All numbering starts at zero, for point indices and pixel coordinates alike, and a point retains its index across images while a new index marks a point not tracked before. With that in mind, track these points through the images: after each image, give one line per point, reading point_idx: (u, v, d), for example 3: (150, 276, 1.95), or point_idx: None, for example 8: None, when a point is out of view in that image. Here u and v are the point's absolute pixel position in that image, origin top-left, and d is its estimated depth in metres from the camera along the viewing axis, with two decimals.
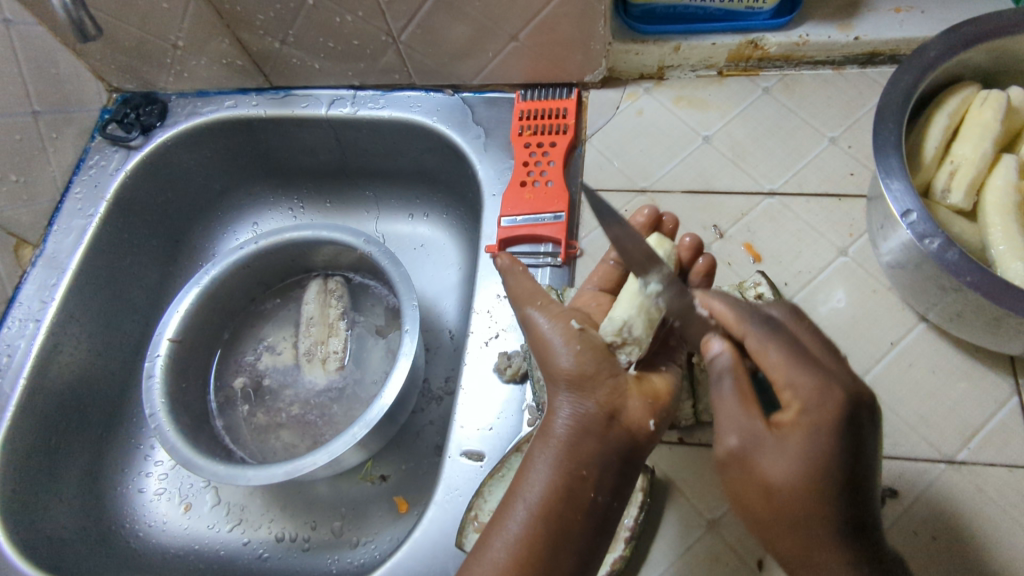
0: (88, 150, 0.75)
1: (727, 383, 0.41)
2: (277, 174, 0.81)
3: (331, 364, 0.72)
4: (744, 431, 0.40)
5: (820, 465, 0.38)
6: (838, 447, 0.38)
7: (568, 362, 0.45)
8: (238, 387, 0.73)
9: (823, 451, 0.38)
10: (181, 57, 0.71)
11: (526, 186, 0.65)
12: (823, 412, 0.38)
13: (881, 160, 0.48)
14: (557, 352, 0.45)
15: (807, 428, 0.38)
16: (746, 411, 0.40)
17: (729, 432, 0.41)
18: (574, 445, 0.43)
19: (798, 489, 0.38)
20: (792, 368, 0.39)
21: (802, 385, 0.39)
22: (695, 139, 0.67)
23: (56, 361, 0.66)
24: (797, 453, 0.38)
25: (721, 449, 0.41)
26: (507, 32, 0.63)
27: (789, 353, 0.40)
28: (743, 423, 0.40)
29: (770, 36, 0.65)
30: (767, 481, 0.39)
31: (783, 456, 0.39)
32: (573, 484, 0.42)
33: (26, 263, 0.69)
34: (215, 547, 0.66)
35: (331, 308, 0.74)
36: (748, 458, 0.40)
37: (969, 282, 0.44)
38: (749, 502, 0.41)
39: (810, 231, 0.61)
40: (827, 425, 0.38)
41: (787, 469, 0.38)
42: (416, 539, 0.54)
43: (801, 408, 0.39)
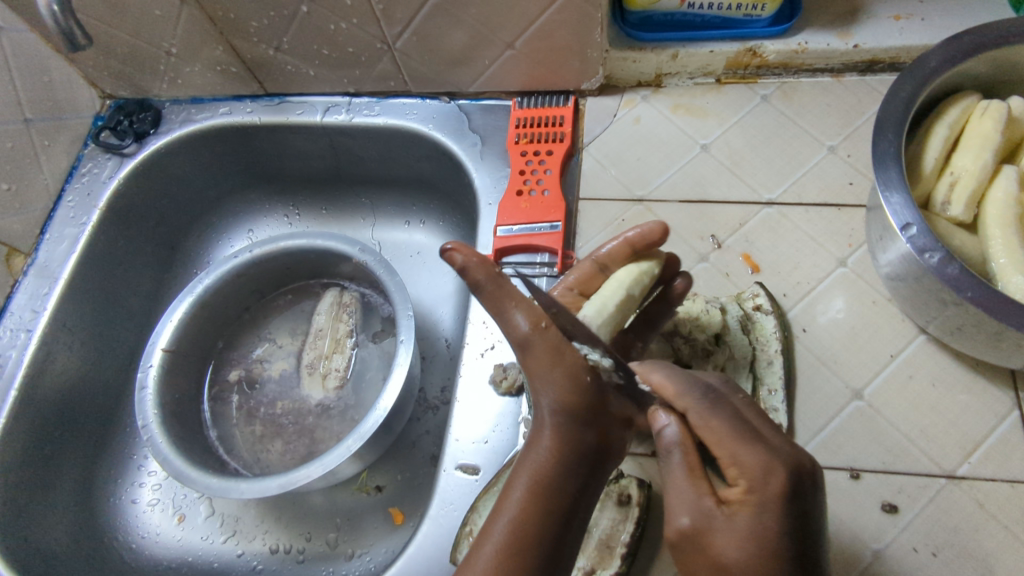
0: (82, 158, 0.74)
1: (676, 463, 0.40)
2: (272, 181, 0.80)
3: (331, 381, 0.71)
4: (693, 510, 0.39)
5: (770, 543, 0.37)
6: (785, 538, 0.37)
7: (561, 389, 0.42)
8: (233, 380, 0.73)
9: (770, 543, 0.37)
10: (175, 64, 0.70)
11: (523, 195, 0.65)
12: (767, 488, 0.38)
13: (880, 172, 0.48)
14: (553, 377, 0.42)
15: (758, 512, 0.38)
16: (694, 487, 0.39)
17: (685, 510, 0.39)
18: (555, 468, 0.41)
19: (741, 559, 0.37)
20: (743, 456, 0.38)
21: (734, 458, 0.39)
22: (693, 147, 0.66)
23: (49, 371, 0.65)
24: (737, 536, 0.38)
25: (672, 528, 0.40)
26: (502, 40, 0.63)
27: (734, 430, 0.39)
28: (694, 505, 0.39)
29: (769, 44, 0.64)
30: (718, 559, 0.38)
31: (731, 530, 0.38)
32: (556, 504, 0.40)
33: (18, 272, 0.69)
34: (209, 559, 0.66)
35: (341, 323, 0.73)
36: (701, 535, 0.39)
37: (970, 297, 0.43)
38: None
39: (809, 241, 0.60)
40: (769, 501, 0.38)
41: (735, 551, 0.37)
42: (410, 554, 0.53)
43: (746, 487, 0.38)
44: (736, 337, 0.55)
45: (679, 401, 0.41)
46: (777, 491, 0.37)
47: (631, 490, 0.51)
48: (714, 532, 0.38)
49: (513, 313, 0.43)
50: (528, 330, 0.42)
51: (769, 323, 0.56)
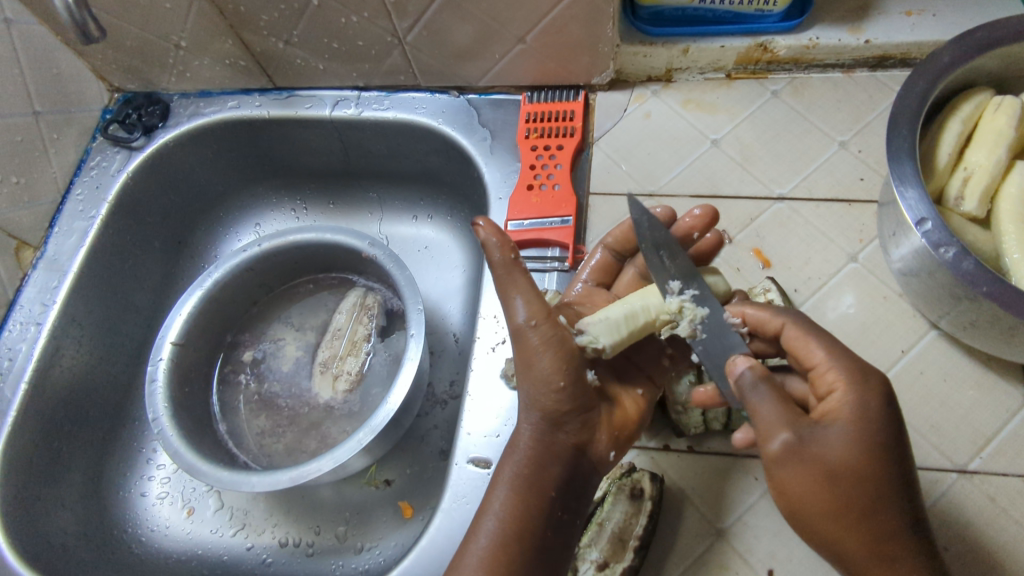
0: (90, 151, 0.74)
1: (761, 395, 0.41)
2: (280, 175, 0.80)
3: (341, 383, 0.70)
4: (791, 424, 0.40)
5: (879, 435, 0.40)
6: (886, 426, 0.40)
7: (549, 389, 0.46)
8: (246, 358, 0.74)
9: (880, 433, 0.40)
10: (184, 57, 0.70)
11: (533, 189, 0.65)
12: (867, 389, 0.40)
13: (895, 166, 0.48)
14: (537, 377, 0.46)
15: (863, 403, 0.40)
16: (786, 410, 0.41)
17: (784, 425, 0.40)
18: (537, 463, 0.46)
19: (844, 457, 0.39)
20: (831, 360, 0.42)
21: (828, 366, 0.42)
22: (704, 143, 0.66)
23: (58, 364, 0.65)
24: (854, 429, 0.40)
25: (771, 449, 0.41)
26: (514, 34, 0.63)
27: (818, 334, 0.43)
28: (789, 425, 0.40)
29: (780, 39, 0.64)
30: (828, 458, 0.39)
31: (833, 433, 0.40)
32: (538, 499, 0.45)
33: (26, 266, 0.69)
34: (219, 552, 0.66)
35: (361, 327, 0.73)
36: (806, 446, 0.40)
37: (985, 292, 0.43)
38: (808, 496, 0.40)
39: (820, 236, 0.60)
40: (870, 399, 0.40)
41: (843, 444, 0.39)
42: (422, 546, 0.53)
43: (838, 388, 0.41)
44: None
45: (774, 321, 0.46)
46: (869, 392, 0.40)
47: (643, 484, 0.51)
48: (816, 437, 0.40)
49: (514, 302, 0.47)
50: (522, 327, 0.46)
51: None
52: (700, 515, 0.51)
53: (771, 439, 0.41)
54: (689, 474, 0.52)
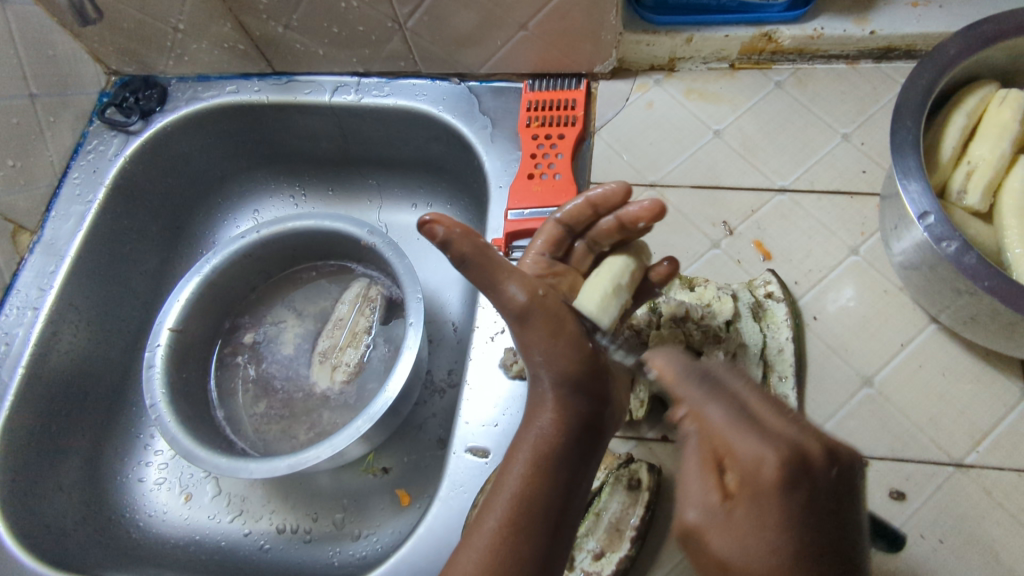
0: (86, 134, 0.73)
1: (682, 458, 0.36)
2: (278, 161, 0.80)
3: (339, 373, 0.70)
4: (701, 506, 0.34)
5: (786, 542, 0.32)
6: (788, 531, 0.32)
7: (568, 359, 0.45)
8: (247, 342, 0.74)
9: (787, 536, 0.32)
10: (182, 41, 0.70)
11: (534, 178, 0.64)
12: (762, 480, 0.33)
13: (898, 159, 0.47)
14: (557, 351, 0.45)
15: (769, 492, 0.32)
16: (703, 482, 0.35)
17: (694, 506, 0.35)
18: (559, 436, 0.45)
19: (742, 561, 0.32)
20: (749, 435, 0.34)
21: (730, 446, 0.34)
22: (706, 133, 0.66)
23: (55, 349, 0.65)
24: (745, 535, 0.33)
25: (682, 524, 0.36)
26: (516, 21, 0.62)
27: (730, 415, 0.35)
28: (696, 505, 0.35)
29: (785, 29, 0.64)
30: (724, 560, 0.33)
31: (730, 531, 0.33)
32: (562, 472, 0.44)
33: (23, 250, 0.68)
34: (216, 538, 0.66)
35: (361, 318, 0.73)
36: (701, 533, 0.34)
37: (986, 286, 0.43)
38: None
39: (821, 229, 0.60)
40: (769, 492, 0.32)
41: (737, 550, 0.33)
42: (420, 535, 0.53)
43: (745, 476, 0.33)
44: (748, 324, 0.55)
45: (676, 387, 0.38)
46: (770, 481, 0.32)
47: (641, 475, 0.51)
48: (715, 532, 0.34)
49: (508, 289, 0.45)
50: (528, 303, 0.44)
51: (781, 311, 0.56)
52: None
53: (684, 515, 0.35)
54: (686, 465, 0.53)
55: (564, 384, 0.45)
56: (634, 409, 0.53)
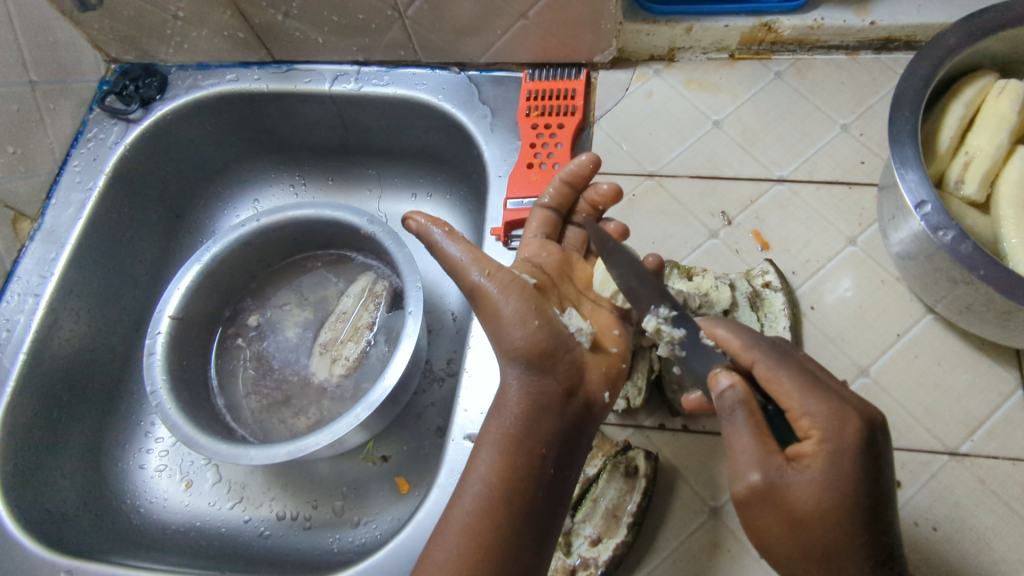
0: (87, 123, 0.73)
1: (731, 421, 0.41)
2: (278, 150, 0.80)
3: (337, 367, 0.71)
4: (766, 466, 0.39)
5: (850, 490, 0.38)
6: (861, 478, 0.38)
7: (521, 334, 0.47)
8: (252, 322, 0.75)
9: (853, 481, 0.38)
10: (182, 28, 0.69)
11: (533, 168, 0.65)
12: (841, 437, 0.38)
13: (896, 149, 0.47)
14: (508, 328, 0.47)
15: (832, 449, 0.38)
16: (762, 446, 0.39)
17: (756, 466, 0.39)
18: (519, 416, 0.45)
19: (806, 502, 0.38)
20: (810, 402, 0.40)
21: (800, 410, 0.40)
22: (705, 123, 0.66)
23: (56, 336, 0.65)
24: (821, 486, 0.38)
25: (741, 484, 0.40)
26: (516, 10, 0.62)
27: (801, 379, 0.40)
28: (758, 466, 0.39)
29: (785, 19, 0.64)
30: (792, 504, 0.38)
31: (805, 482, 0.38)
32: (523, 453, 0.45)
33: (24, 237, 0.69)
34: (217, 524, 0.67)
35: (365, 314, 0.72)
36: (775, 490, 0.39)
37: (982, 276, 0.43)
38: (775, 538, 0.40)
39: (819, 219, 0.60)
40: (848, 450, 0.38)
41: (811, 498, 0.38)
42: (418, 520, 0.54)
43: (819, 436, 0.38)
44: (745, 314, 0.55)
45: (748, 354, 0.44)
46: (852, 439, 0.38)
47: (638, 462, 0.51)
48: (787, 484, 0.38)
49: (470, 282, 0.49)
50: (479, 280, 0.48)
51: (779, 301, 0.56)
52: (693, 493, 0.52)
53: (744, 475, 0.39)
54: (683, 453, 0.53)
55: (520, 359, 0.47)
56: (632, 396, 0.53)
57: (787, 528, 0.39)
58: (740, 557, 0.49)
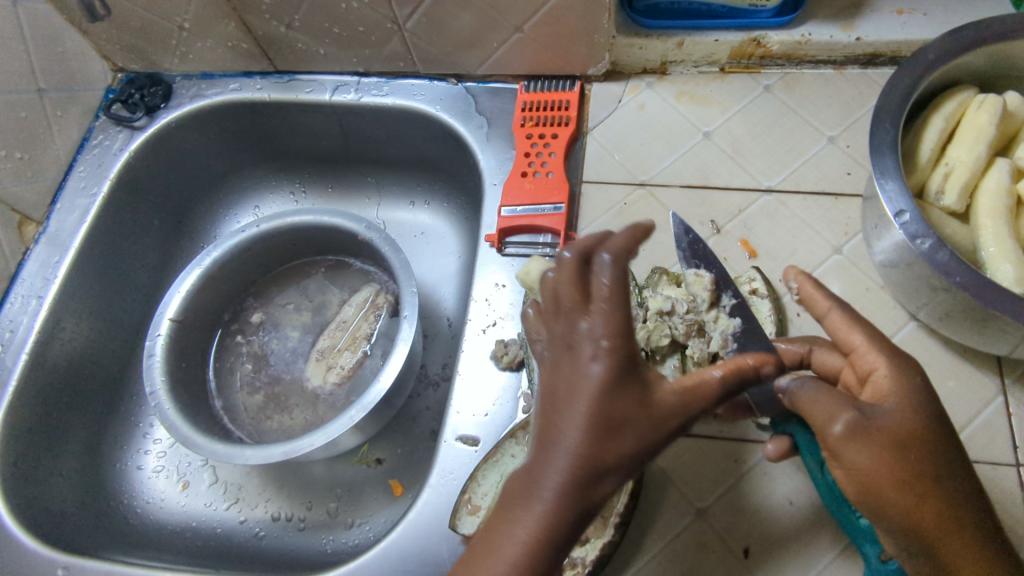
0: (92, 130, 0.75)
1: (806, 383, 0.42)
2: (279, 158, 0.81)
3: (331, 376, 0.71)
4: (845, 406, 0.41)
5: (926, 403, 0.41)
6: (928, 401, 0.41)
7: (627, 403, 0.35)
8: (254, 320, 0.76)
9: (933, 404, 0.41)
10: (187, 39, 0.71)
11: (527, 176, 0.66)
12: (903, 362, 0.42)
13: (877, 160, 0.49)
14: (621, 389, 0.35)
15: (902, 375, 0.42)
16: (833, 395, 0.41)
17: (844, 408, 0.41)
18: (569, 507, 0.34)
19: (906, 429, 0.40)
20: (871, 345, 0.44)
21: (862, 348, 0.44)
22: (695, 135, 0.67)
23: (58, 338, 0.67)
24: (904, 405, 0.41)
25: (833, 432, 0.40)
26: (511, 24, 0.64)
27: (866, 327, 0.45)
28: (847, 408, 0.41)
29: (773, 34, 0.65)
30: (890, 428, 0.40)
31: (892, 408, 0.41)
32: (554, 556, 0.34)
33: (29, 240, 0.70)
34: (212, 525, 0.67)
35: (365, 324, 0.73)
36: (862, 420, 0.40)
37: (958, 282, 0.45)
38: (886, 477, 0.39)
39: (806, 228, 0.62)
40: (911, 369, 0.42)
41: (902, 416, 0.41)
42: (410, 520, 0.55)
43: (878, 367, 0.43)
44: None
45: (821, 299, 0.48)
46: (911, 362, 0.43)
47: None
48: (877, 413, 0.41)
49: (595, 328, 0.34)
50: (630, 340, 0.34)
51: (766, 307, 0.57)
52: (679, 495, 0.52)
53: (833, 425, 0.41)
54: (669, 455, 0.54)
55: (605, 432, 0.34)
56: None
57: (897, 455, 0.39)
58: (725, 558, 0.50)
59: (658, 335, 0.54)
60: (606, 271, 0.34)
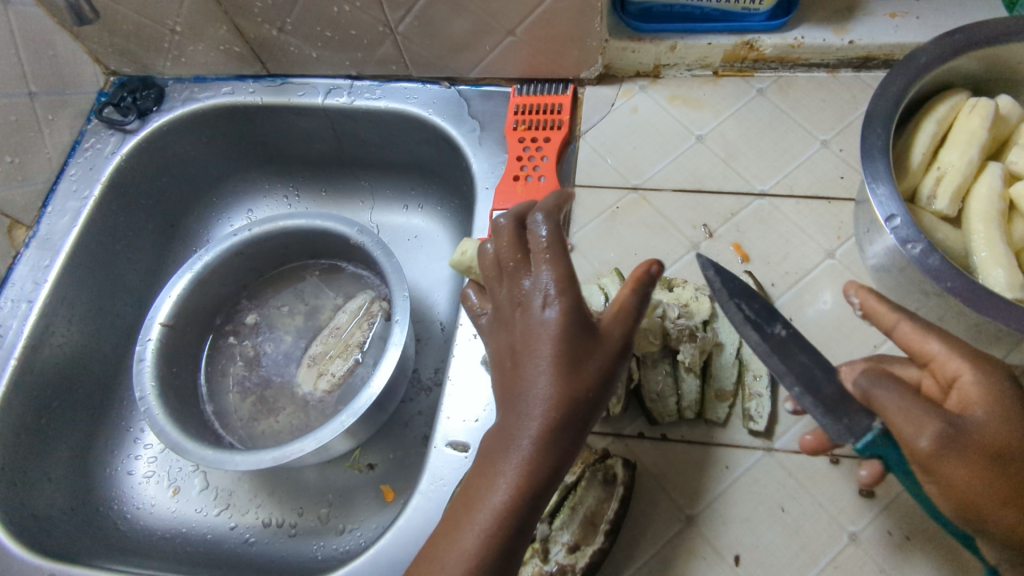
0: (84, 133, 0.75)
1: (887, 388, 0.37)
2: (272, 162, 0.81)
3: (322, 383, 0.71)
4: (935, 415, 0.35)
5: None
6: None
7: (581, 345, 0.39)
8: (248, 322, 0.76)
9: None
10: (179, 42, 0.71)
11: (519, 180, 0.66)
12: (990, 369, 0.37)
13: (868, 164, 0.49)
14: (569, 333, 0.38)
15: (992, 381, 0.37)
16: (920, 400, 0.36)
17: (934, 416, 0.35)
18: (548, 438, 0.38)
19: (1003, 439, 0.35)
20: (951, 352, 0.39)
21: (946, 357, 0.39)
22: (688, 138, 0.67)
23: (48, 342, 0.66)
24: (1000, 413, 0.36)
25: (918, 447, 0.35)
26: (503, 27, 0.64)
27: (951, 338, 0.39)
28: (937, 418, 0.35)
29: (766, 37, 0.65)
30: (984, 438, 0.35)
31: (983, 416, 0.36)
32: (542, 485, 0.38)
33: (19, 244, 0.70)
34: (203, 531, 0.67)
35: (358, 331, 0.73)
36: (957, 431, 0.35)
37: (950, 287, 0.44)
38: (985, 492, 0.35)
39: (799, 233, 0.61)
40: (1001, 376, 0.37)
41: (996, 424, 0.36)
42: (400, 527, 0.55)
43: (966, 375, 0.37)
44: (724, 325, 0.55)
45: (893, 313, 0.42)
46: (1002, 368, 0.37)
47: (616, 469, 0.52)
48: (969, 423, 0.36)
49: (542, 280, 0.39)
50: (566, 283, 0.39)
51: None
52: (671, 502, 0.52)
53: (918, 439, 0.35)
54: (661, 462, 0.53)
55: (565, 370, 0.38)
56: (611, 404, 0.54)
57: (994, 468, 0.34)
58: (717, 566, 0.50)
59: (648, 342, 0.53)
60: (540, 227, 0.40)
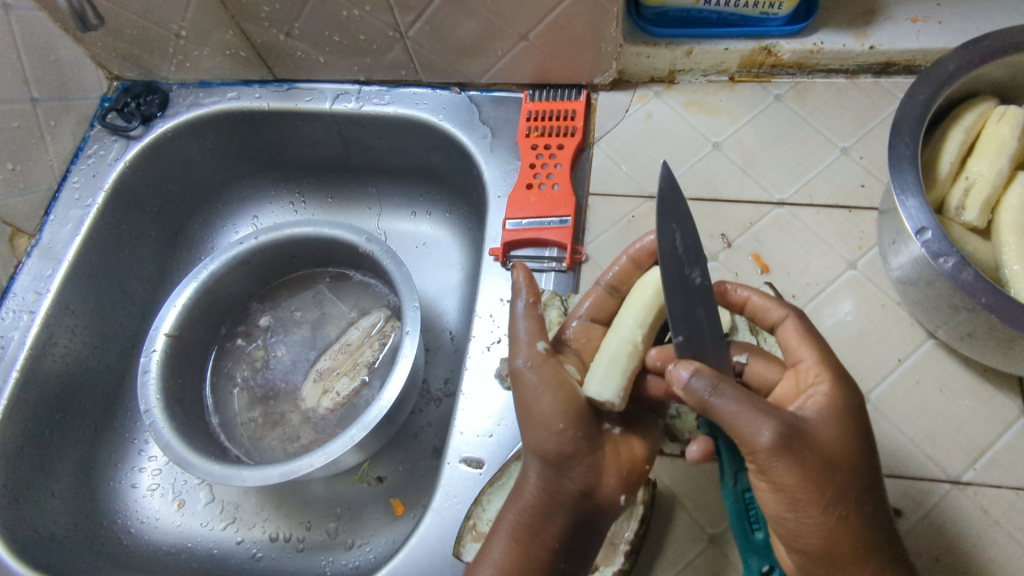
0: (87, 139, 0.74)
1: (725, 399, 0.39)
2: (278, 167, 0.80)
3: (325, 400, 0.70)
4: (773, 418, 0.39)
5: (852, 434, 0.41)
6: (856, 429, 0.41)
7: (548, 412, 0.45)
8: (262, 324, 0.75)
9: (856, 425, 0.41)
10: (183, 46, 0.70)
11: (532, 189, 0.65)
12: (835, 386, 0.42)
13: (896, 174, 0.47)
14: (540, 404, 0.46)
15: (836, 394, 0.42)
16: (758, 405, 0.39)
17: (768, 419, 0.39)
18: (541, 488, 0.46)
19: (833, 450, 0.40)
20: (814, 360, 0.44)
21: (810, 361, 0.44)
22: (705, 145, 0.66)
23: (50, 353, 0.65)
24: (826, 425, 0.41)
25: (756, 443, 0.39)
26: (516, 32, 0.62)
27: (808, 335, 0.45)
28: (775, 419, 0.39)
29: (785, 43, 0.64)
30: (817, 445, 0.39)
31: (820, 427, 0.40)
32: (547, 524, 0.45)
33: (21, 253, 0.68)
34: (208, 545, 0.66)
35: (366, 350, 0.71)
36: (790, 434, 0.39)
37: (983, 303, 0.43)
38: (805, 499, 0.38)
39: (819, 242, 0.60)
40: (846, 395, 0.42)
41: (827, 435, 0.40)
42: (412, 545, 0.53)
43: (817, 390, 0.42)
44: (744, 336, 0.55)
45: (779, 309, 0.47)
46: (844, 385, 0.42)
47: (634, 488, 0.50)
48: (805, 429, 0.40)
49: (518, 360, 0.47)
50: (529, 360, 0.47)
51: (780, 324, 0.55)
52: (691, 520, 0.51)
53: (756, 437, 0.39)
54: (681, 479, 0.52)
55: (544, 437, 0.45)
56: None
57: (818, 473, 0.39)
58: None
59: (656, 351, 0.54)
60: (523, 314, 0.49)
